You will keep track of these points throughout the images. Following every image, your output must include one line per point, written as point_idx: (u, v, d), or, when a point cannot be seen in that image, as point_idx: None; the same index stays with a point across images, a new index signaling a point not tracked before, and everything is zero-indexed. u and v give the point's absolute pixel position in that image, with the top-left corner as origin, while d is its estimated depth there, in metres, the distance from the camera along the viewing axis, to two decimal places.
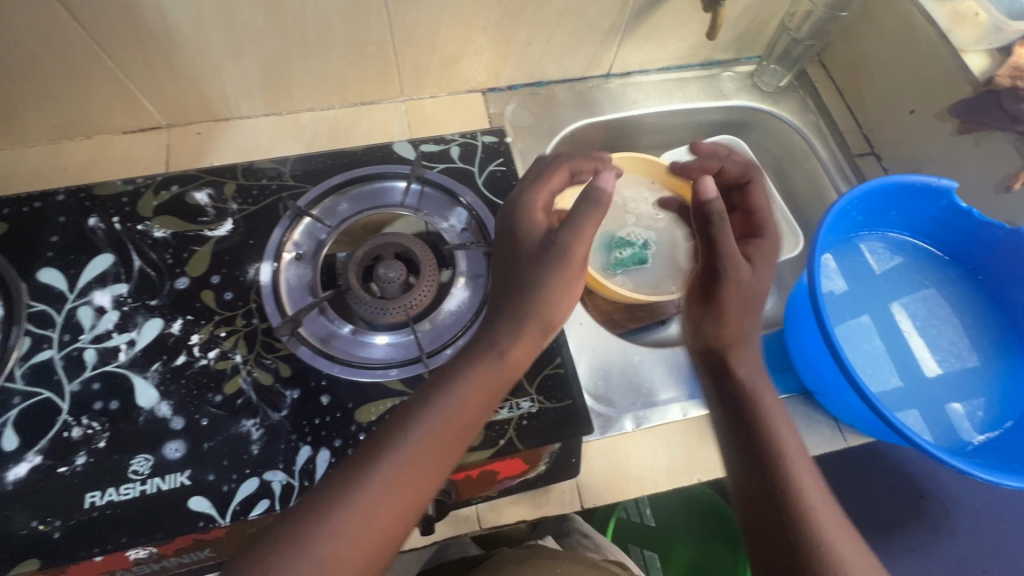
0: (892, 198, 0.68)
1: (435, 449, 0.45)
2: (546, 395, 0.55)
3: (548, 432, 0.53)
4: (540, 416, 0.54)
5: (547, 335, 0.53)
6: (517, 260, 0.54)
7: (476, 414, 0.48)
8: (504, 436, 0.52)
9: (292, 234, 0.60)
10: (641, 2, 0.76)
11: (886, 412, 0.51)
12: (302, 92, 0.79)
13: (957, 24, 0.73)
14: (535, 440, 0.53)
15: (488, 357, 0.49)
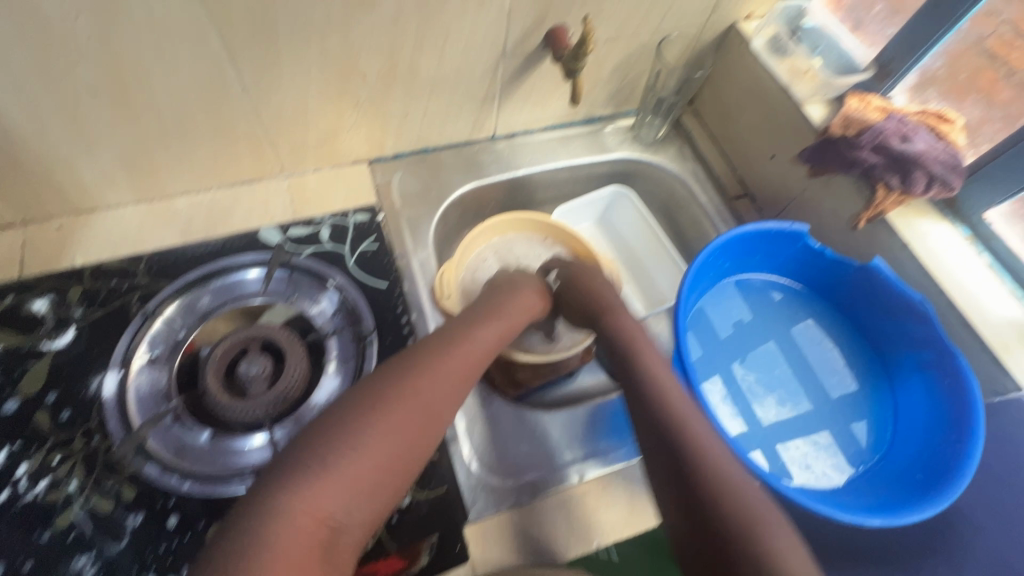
0: (752, 245, 0.74)
1: (404, 423, 0.47)
2: (419, 486, 0.61)
3: (421, 525, 0.59)
4: (412, 510, 0.59)
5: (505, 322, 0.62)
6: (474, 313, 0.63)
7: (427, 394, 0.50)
8: (375, 537, 0.57)
9: (142, 336, 0.56)
10: (509, 71, 0.79)
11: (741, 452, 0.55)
12: (172, 177, 0.76)
13: (796, 79, 0.80)
14: (407, 535, 0.58)
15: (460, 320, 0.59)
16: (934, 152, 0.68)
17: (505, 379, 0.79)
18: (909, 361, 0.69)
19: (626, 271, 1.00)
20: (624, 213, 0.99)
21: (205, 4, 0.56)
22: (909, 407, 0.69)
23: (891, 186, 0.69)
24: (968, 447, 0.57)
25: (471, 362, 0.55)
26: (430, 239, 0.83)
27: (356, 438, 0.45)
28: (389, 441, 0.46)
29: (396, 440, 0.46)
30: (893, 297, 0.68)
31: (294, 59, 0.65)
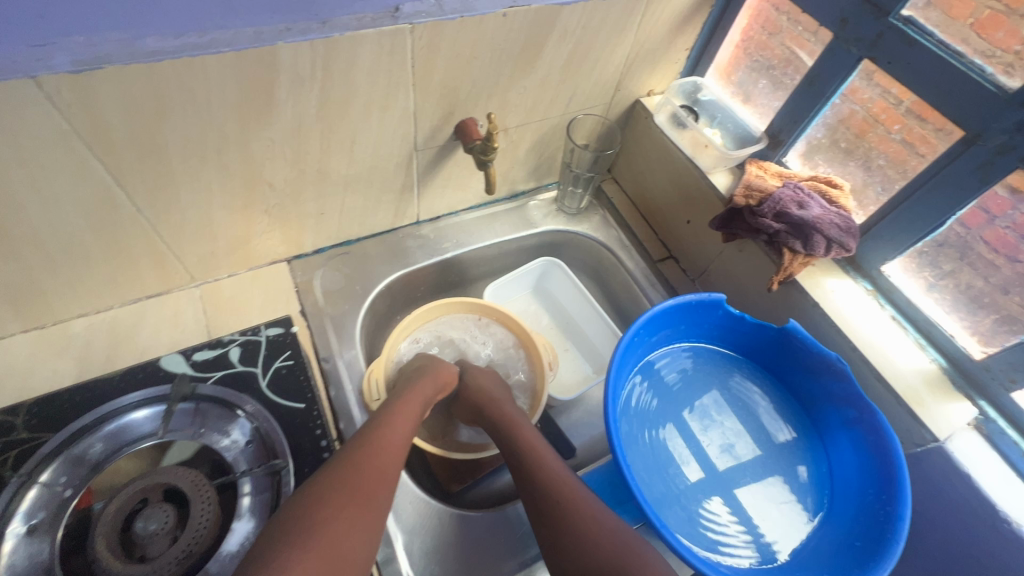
0: (677, 314, 0.75)
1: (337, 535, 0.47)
2: None
3: None
4: None
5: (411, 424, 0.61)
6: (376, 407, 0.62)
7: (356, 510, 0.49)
8: None
9: (19, 504, 0.50)
10: (424, 162, 0.80)
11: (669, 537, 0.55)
12: (66, 302, 0.70)
13: (698, 150, 0.85)
14: None
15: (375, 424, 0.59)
16: (828, 217, 0.72)
17: (448, 476, 0.77)
18: (834, 419, 0.72)
19: (565, 338, 0.99)
20: (557, 282, 0.99)
21: (82, 136, 0.53)
22: (842, 464, 0.70)
23: (796, 250, 0.73)
24: (899, 508, 0.59)
25: (393, 458, 0.55)
26: (357, 336, 0.80)
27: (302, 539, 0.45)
28: (326, 543, 0.46)
29: (333, 542, 0.46)
30: (813, 357, 0.71)
31: (190, 176, 0.63)
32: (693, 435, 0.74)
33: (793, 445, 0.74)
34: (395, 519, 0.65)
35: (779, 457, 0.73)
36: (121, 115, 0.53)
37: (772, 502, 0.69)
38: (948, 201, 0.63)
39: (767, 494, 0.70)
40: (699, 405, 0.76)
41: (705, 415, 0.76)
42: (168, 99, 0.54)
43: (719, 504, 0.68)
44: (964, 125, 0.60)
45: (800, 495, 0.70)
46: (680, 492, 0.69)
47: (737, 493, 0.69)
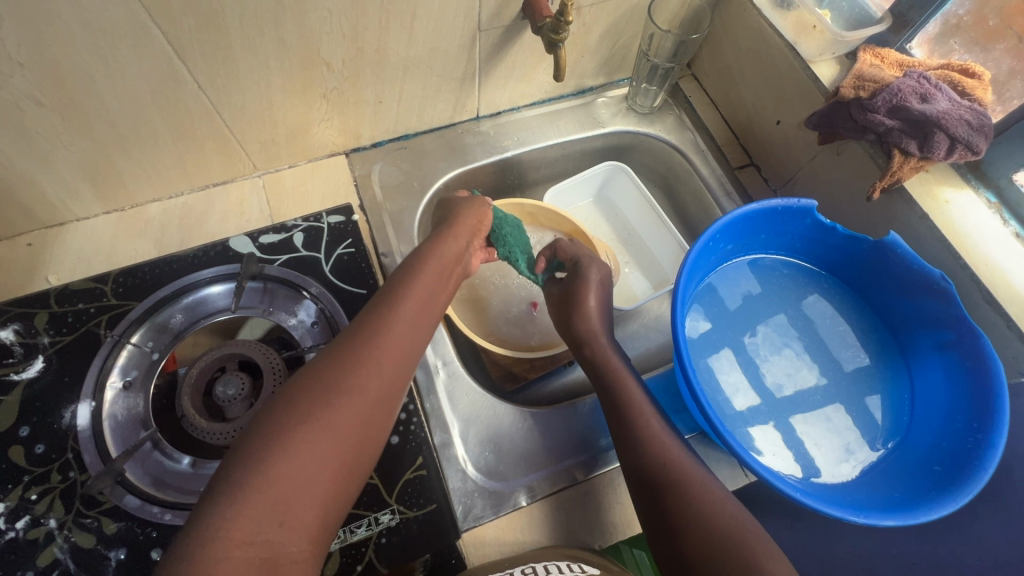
0: (759, 222, 0.69)
1: (371, 389, 0.46)
2: (407, 505, 0.57)
3: (410, 546, 0.56)
4: (400, 528, 0.56)
5: (446, 271, 0.59)
6: (425, 249, 0.60)
7: (396, 368, 0.49)
8: (363, 560, 0.54)
9: (113, 362, 0.54)
10: (488, 45, 0.73)
11: (730, 439, 0.52)
12: (141, 185, 0.72)
13: (802, 36, 0.73)
14: (397, 555, 0.55)
15: (411, 274, 0.56)
16: (957, 111, 0.61)
17: (502, 373, 0.78)
18: (927, 342, 0.65)
19: (625, 249, 0.94)
20: (622, 189, 0.93)
21: None
22: (926, 392, 0.65)
23: (909, 152, 0.63)
24: (992, 437, 0.54)
25: (423, 314, 0.54)
26: (414, 233, 0.79)
27: (344, 390, 0.45)
28: (363, 395, 0.46)
29: (369, 394, 0.46)
30: (912, 274, 0.64)
31: (248, 50, 0.60)
32: (759, 352, 0.70)
33: (868, 374, 0.69)
34: (452, 407, 0.66)
35: (849, 384, 0.69)
36: None
37: (835, 425, 0.66)
38: None
39: (834, 419, 0.66)
40: (767, 330, 0.72)
41: (773, 338, 0.71)
42: None
43: (782, 425, 0.66)
44: None
45: (870, 422, 0.66)
46: (744, 412, 0.66)
47: (805, 415, 0.66)
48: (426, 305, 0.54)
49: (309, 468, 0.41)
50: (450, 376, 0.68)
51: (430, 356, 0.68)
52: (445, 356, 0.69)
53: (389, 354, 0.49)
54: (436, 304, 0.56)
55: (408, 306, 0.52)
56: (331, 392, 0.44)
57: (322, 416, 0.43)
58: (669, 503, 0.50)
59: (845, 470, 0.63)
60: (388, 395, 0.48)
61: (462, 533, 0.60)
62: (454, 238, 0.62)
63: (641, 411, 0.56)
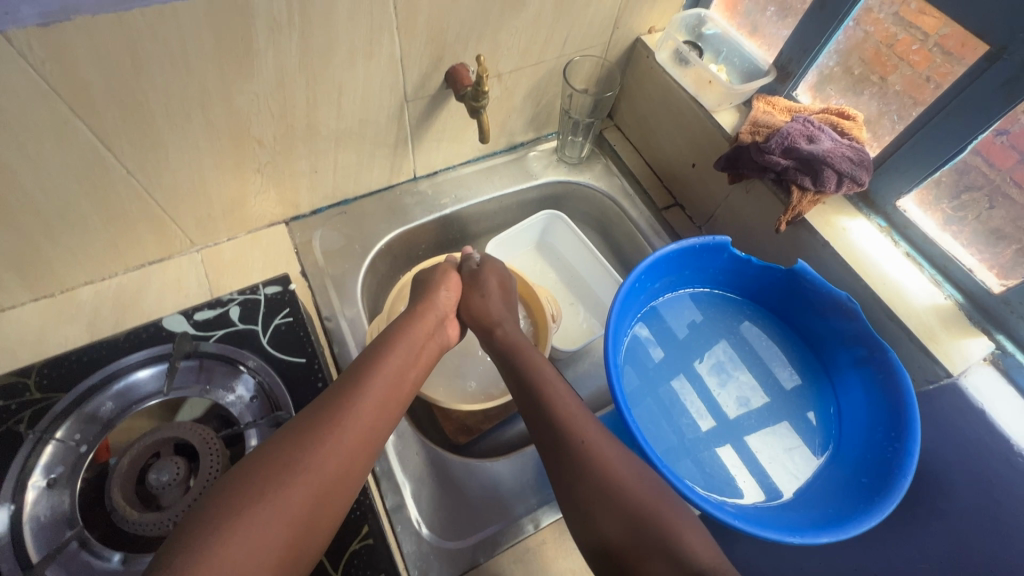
0: (682, 259, 0.73)
1: (333, 462, 0.47)
2: None
3: None
4: None
5: (420, 348, 0.61)
6: (400, 326, 0.62)
7: (362, 443, 0.50)
8: None
9: (36, 460, 0.52)
10: (416, 113, 0.77)
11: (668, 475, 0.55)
12: (71, 270, 0.71)
13: (703, 88, 0.81)
14: None
15: (382, 348, 0.58)
16: (840, 150, 0.68)
17: (456, 426, 0.78)
18: (845, 359, 0.70)
19: (569, 292, 0.98)
20: (561, 235, 0.97)
21: (61, 94, 0.52)
22: (850, 407, 0.69)
23: (804, 188, 0.69)
24: (909, 443, 0.57)
25: (396, 386, 0.55)
26: (358, 295, 0.80)
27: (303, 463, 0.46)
28: (319, 466, 0.46)
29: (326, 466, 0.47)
30: (822, 297, 0.69)
31: (177, 135, 0.62)
32: (700, 383, 0.73)
33: (801, 393, 0.73)
34: (402, 468, 0.66)
35: (786, 404, 0.72)
36: (97, 71, 0.52)
37: (778, 447, 0.68)
38: (971, 125, 0.59)
39: (774, 440, 0.69)
40: (702, 360, 0.75)
41: (711, 365, 0.75)
42: (140, 49, 0.52)
43: (726, 450, 0.68)
44: (987, 39, 0.56)
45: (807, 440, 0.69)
46: (688, 443, 0.68)
47: (747, 437, 0.69)
48: (399, 380, 0.56)
49: (253, 550, 0.41)
50: (399, 436, 0.68)
51: None
52: None
53: (354, 430, 0.49)
54: (411, 376, 0.58)
55: (380, 381, 0.54)
56: (287, 471, 0.45)
57: (278, 496, 0.43)
58: (639, 561, 0.47)
59: (786, 489, 0.65)
60: (353, 468, 0.49)
61: None
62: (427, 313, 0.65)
63: (601, 450, 0.53)
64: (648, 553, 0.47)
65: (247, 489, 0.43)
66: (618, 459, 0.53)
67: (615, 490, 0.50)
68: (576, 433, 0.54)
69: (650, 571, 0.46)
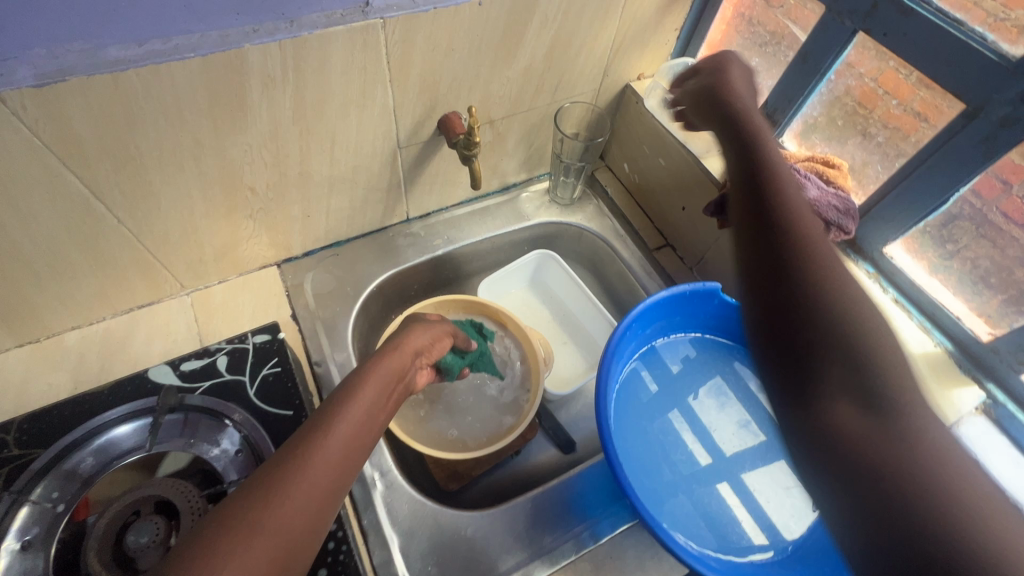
0: (673, 306, 0.73)
1: (294, 521, 0.42)
2: None
3: None
4: None
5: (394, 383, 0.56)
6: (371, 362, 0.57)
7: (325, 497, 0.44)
8: None
9: (11, 523, 0.50)
10: (409, 159, 0.78)
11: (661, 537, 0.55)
12: (57, 316, 0.70)
13: (692, 135, 0.82)
14: None
15: (350, 385, 0.53)
16: (827, 198, 0.69)
17: (446, 472, 0.76)
18: None
19: (562, 331, 0.97)
20: (554, 274, 0.98)
21: (54, 149, 0.52)
22: None
23: None
24: None
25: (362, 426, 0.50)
26: (348, 339, 0.79)
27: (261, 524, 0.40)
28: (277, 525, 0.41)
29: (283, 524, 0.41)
30: None
31: (168, 184, 0.62)
32: (693, 432, 0.72)
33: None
34: (390, 520, 0.64)
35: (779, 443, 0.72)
36: (89, 126, 0.52)
37: (776, 498, 0.68)
38: (949, 178, 0.60)
39: (769, 482, 0.69)
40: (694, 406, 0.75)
41: (703, 405, 0.75)
42: (132, 104, 0.52)
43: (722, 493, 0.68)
44: (963, 98, 0.57)
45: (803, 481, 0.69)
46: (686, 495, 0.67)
47: (740, 479, 0.69)
48: (368, 424, 0.51)
49: None
50: (387, 487, 0.67)
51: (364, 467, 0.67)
52: (381, 466, 0.68)
53: (318, 481, 0.44)
54: (380, 417, 0.52)
55: (345, 428, 0.49)
56: (247, 532, 0.39)
57: (237, 560, 0.38)
58: (831, 361, 0.42)
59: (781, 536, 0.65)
60: (315, 526, 0.43)
61: None
62: (402, 350, 0.60)
63: (817, 244, 0.49)
64: (837, 363, 0.42)
65: (199, 557, 0.37)
66: (834, 261, 0.48)
67: (846, 305, 0.45)
68: (792, 228, 0.50)
69: (834, 373, 0.42)
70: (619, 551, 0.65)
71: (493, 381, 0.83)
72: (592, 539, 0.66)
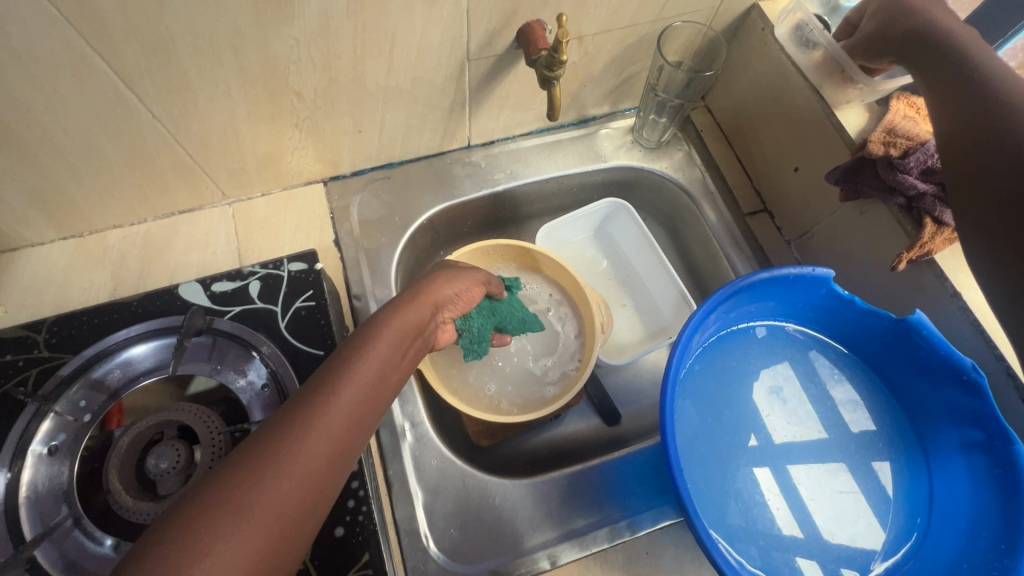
0: (769, 288, 0.61)
1: (288, 503, 0.34)
2: None
3: None
4: None
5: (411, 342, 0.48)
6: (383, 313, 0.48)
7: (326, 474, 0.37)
8: None
9: (37, 426, 0.49)
10: (478, 74, 0.66)
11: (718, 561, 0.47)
12: (98, 212, 0.67)
13: (828, 78, 0.65)
14: None
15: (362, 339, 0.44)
16: None
17: (479, 429, 0.72)
18: (950, 436, 0.58)
19: (622, 293, 0.87)
20: (624, 228, 0.86)
21: (75, 26, 0.45)
22: (945, 493, 0.58)
23: (943, 221, 0.55)
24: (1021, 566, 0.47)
25: (372, 391, 0.42)
26: (392, 273, 0.73)
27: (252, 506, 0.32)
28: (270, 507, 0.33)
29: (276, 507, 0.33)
30: (939, 361, 0.56)
31: (205, 79, 0.54)
32: (762, 434, 0.62)
33: (876, 445, 0.62)
34: (417, 475, 0.61)
35: (851, 451, 0.62)
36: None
37: (849, 524, 0.59)
38: None
39: (828, 495, 0.60)
40: (768, 404, 0.64)
41: (768, 397, 0.64)
42: None
43: (768, 494, 0.59)
44: None
45: (876, 501, 0.60)
46: (747, 505, 0.59)
47: (797, 483, 0.60)
48: (379, 382, 0.42)
49: None
50: (417, 440, 0.62)
51: (396, 416, 0.62)
52: (413, 416, 0.63)
53: (319, 450, 0.36)
54: (392, 379, 0.45)
55: (354, 388, 0.41)
56: (232, 513, 0.31)
57: (218, 549, 0.30)
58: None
59: (841, 559, 0.57)
60: (315, 507, 0.36)
61: None
62: (420, 302, 0.51)
63: None
64: None
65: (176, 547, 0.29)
66: None
67: None
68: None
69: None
70: (656, 548, 0.60)
71: (541, 358, 0.76)
72: (626, 532, 0.60)
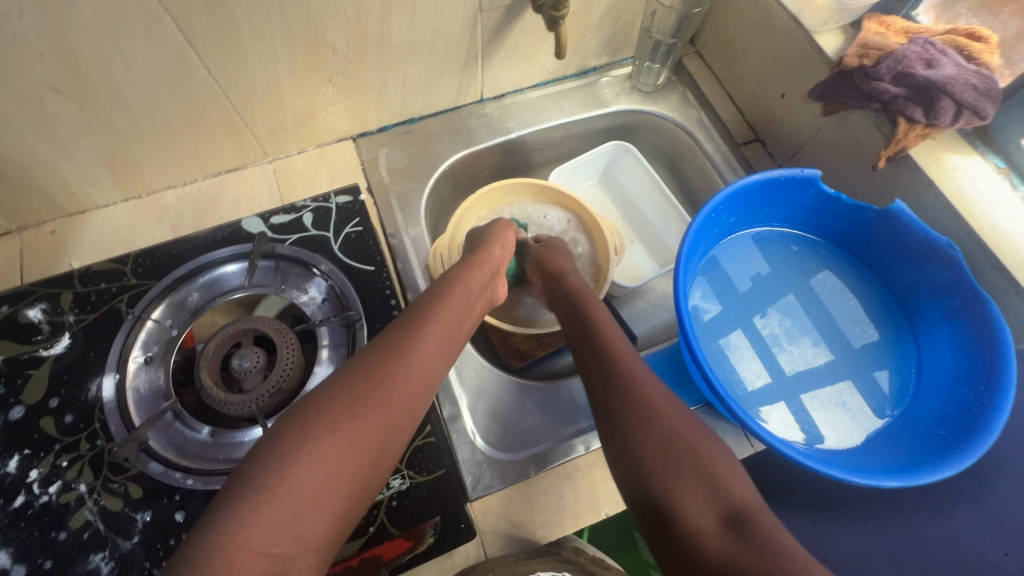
0: (763, 193, 0.70)
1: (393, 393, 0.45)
2: (417, 470, 0.58)
3: (420, 508, 0.56)
4: (411, 492, 0.57)
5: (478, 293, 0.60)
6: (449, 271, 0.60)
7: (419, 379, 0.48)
8: (375, 522, 0.55)
9: (135, 339, 0.56)
10: (489, 26, 0.73)
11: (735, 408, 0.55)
12: (156, 172, 0.75)
13: (806, 7, 0.72)
14: (405, 518, 0.56)
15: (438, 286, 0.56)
16: (964, 76, 0.60)
17: (510, 351, 0.78)
18: (934, 311, 0.67)
19: (631, 230, 0.95)
20: (628, 169, 0.93)
21: None
22: (932, 359, 0.66)
23: (914, 119, 0.62)
24: (998, 400, 0.55)
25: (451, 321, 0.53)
26: (421, 214, 0.80)
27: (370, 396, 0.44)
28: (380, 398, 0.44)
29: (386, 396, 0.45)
30: (919, 242, 0.64)
31: (255, 35, 0.62)
32: (763, 328, 0.72)
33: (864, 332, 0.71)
34: (461, 382, 0.68)
35: (843, 336, 0.71)
36: None
37: (845, 395, 0.67)
38: None
39: (823, 375, 0.68)
40: (765, 304, 0.73)
41: (765, 298, 0.74)
42: None
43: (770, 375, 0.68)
44: None
45: (868, 375, 0.68)
46: (755, 386, 0.68)
47: (795, 364, 0.69)
48: (454, 325, 0.54)
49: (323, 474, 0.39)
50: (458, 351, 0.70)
51: None
52: None
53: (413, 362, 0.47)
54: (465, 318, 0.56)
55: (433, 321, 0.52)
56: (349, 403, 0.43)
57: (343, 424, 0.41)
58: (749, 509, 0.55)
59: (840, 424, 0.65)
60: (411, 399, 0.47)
61: (472, 501, 0.61)
62: (480, 262, 0.63)
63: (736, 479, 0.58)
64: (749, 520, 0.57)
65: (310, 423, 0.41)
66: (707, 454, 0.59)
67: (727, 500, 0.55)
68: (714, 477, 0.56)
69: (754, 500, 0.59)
70: None
71: None
72: None
